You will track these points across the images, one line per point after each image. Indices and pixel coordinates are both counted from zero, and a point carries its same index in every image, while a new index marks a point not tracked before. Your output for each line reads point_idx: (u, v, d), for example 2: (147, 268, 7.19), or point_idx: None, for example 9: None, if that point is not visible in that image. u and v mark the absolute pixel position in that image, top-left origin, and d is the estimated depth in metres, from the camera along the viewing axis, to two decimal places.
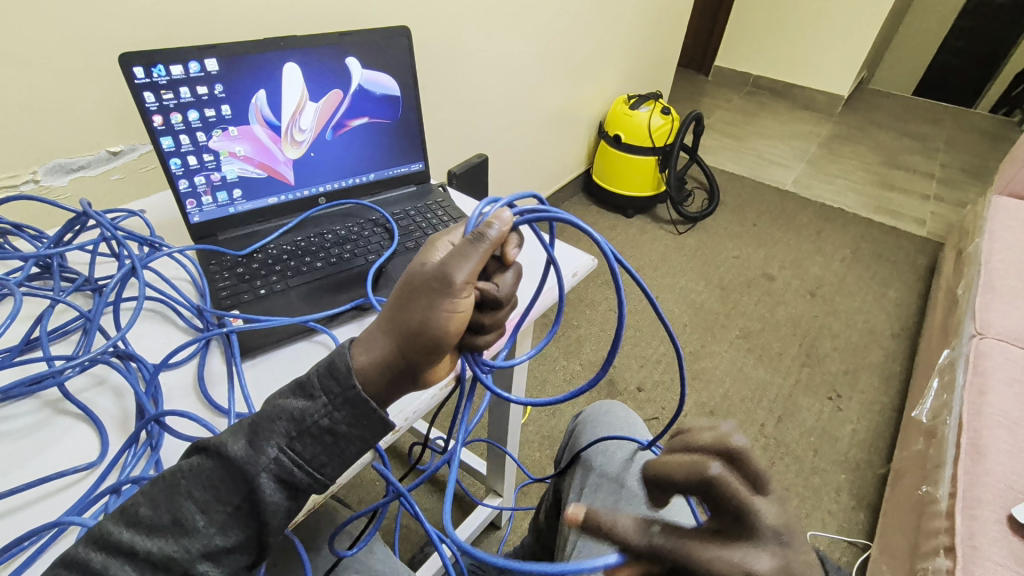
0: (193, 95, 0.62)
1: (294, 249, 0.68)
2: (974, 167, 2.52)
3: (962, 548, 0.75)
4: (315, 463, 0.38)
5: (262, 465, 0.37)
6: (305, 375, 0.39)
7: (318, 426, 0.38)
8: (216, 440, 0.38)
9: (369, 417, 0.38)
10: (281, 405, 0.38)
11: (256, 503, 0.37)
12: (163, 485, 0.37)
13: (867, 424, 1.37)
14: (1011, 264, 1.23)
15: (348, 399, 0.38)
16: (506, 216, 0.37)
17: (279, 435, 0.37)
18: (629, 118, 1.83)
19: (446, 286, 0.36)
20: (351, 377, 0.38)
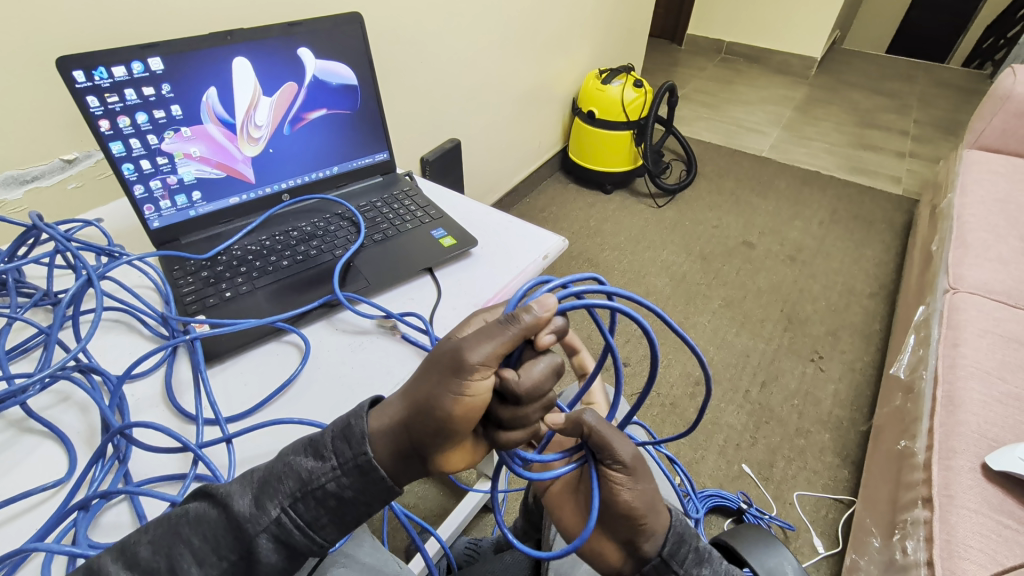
0: (139, 97, 0.60)
1: (260, 249, 0.67)
2: (948, 123, 2.54)
3: (939, 498, 0.77)
4: (316, 524, 0.38)
5: (262, 525, 0.37)
6: (321, 434, 0.39)
7: (323, 489, 0.38)
8: (224, 491, 0.38)
9: (375, 487, 0.38)
10: (292, 463, 0.38)
11: (251, 562, 0.37)
12: (164, 528, 0.37)
13: (849, 383, 1.40)
14: (982, 217, 1.24)
15: (358, 467, 0.37)
16: (549, 301, 0.35)
17: (283, 494, 0.37)
18: (602, 93, 1.81)
19: (457, 365, 0.34)
20: (364, 445, 0.37)
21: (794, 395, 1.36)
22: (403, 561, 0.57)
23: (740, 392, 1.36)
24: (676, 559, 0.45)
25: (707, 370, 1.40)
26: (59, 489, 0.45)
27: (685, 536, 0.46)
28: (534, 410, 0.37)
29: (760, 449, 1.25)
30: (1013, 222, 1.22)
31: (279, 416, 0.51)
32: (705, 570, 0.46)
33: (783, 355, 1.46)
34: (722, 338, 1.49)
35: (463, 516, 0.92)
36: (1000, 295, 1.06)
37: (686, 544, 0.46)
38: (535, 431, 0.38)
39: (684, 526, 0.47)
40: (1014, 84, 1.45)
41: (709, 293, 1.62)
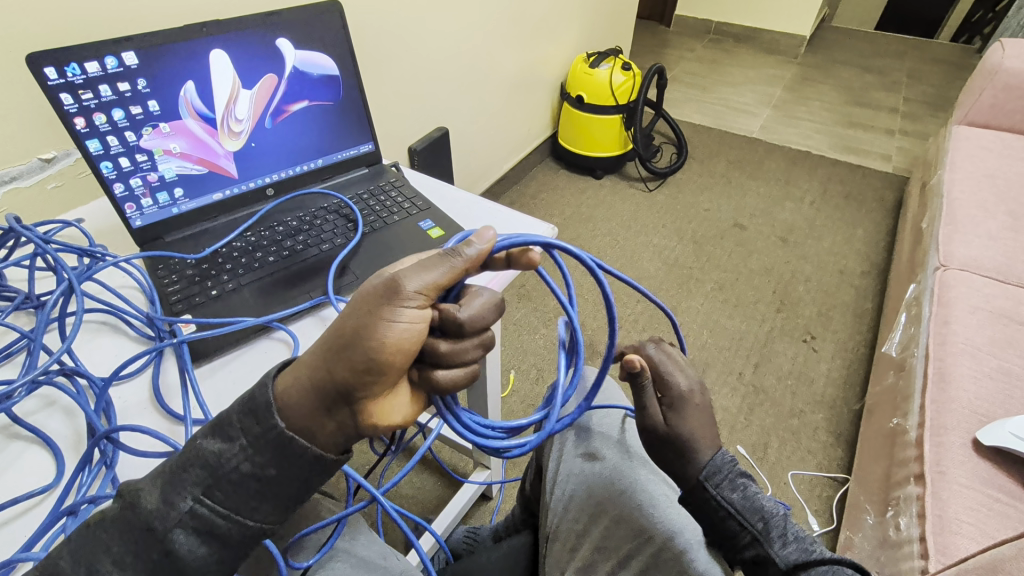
0: (114, 93, 0.59)
1: (245, 246, 0.66)
2: (937, 99, 2.53)
3: (931, 474, 0.78)
4: (242, 508, 0.39)
5: (176, 518, 0.38)
6: (225, 415, 0.39)
7: (238, 472, 0.38)
8: (133, 489, 0.38)
9: (290, 461, 0.39)
10: (199, 450, 0.39)
11: (174, 558, 0.38)
12: (83, 536, 0.38)
13: (841, 362, 1.41)
14: (971, 194, 1.25)
15: (269, 441, 0.38)
16: (488, 235, 0.40)
17: (195, 483, 0.38)
18: (590, 77, 1.80)
19: (394, 293, 0.37)
20: (271, 418, 0.38)
21: (787, 376, 1.37)
22: (400, 555, 0.57)
23: (734, 375, 1.37)
24: (711, 482, 0.54)
25: (701, 354, 1.41)
26: (46, 495, 0.44)
27: (723, 467, 0.55)
28: (470, 344, 0.41)
29: (754, 430, 1.26)
30: (1001, 198, 1.23)
31: None
32: (737, 493, 0.54)
33: (776, 336, 1.46)
34: (715, 321, 1.50)
35: (459, 507, 0.94)
36: (989, 271, 1.07)
37: (721, 473, 0.55)
38: (475, 374, 0.42)
39: (727, 461, 0.55)
40: (1002, 59, 1.44)
41: (701, 277, 1.62)
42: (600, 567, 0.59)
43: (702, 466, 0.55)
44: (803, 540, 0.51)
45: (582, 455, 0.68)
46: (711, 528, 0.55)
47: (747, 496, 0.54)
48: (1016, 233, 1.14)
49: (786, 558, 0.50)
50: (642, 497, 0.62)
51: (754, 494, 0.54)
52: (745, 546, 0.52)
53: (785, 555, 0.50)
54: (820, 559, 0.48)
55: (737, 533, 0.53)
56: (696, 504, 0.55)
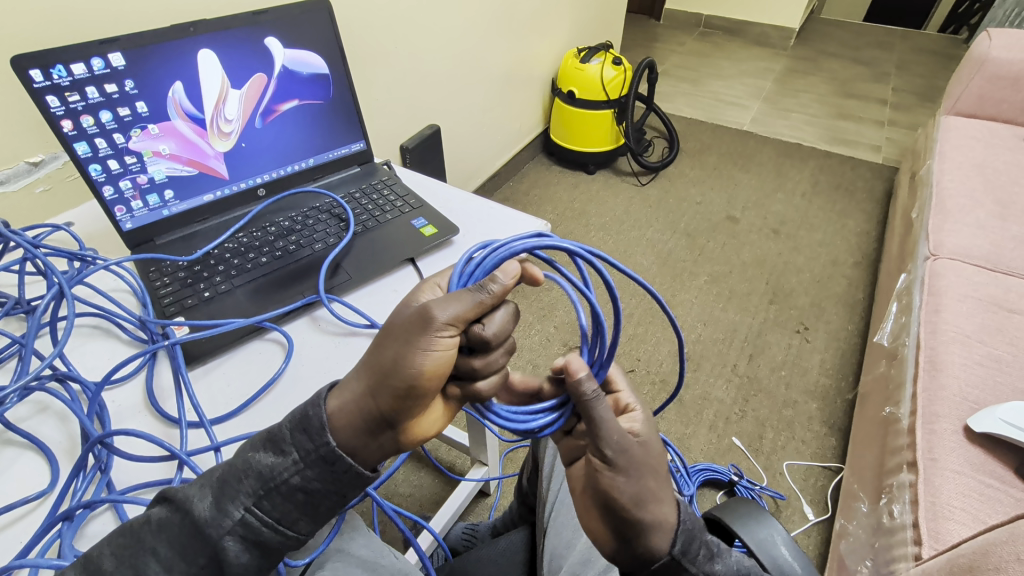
0: (101, 94, 0.58)
1: (238, 247, 0.66)
2: (926, 89, 2.55)
3: (923, 461, 0.79)
4: (286, 520, 0.40)
5: (227, 527, 0.38)
6: (277, 429, 0.40)
7: (288, 483, 0.39)
8: (182, 496, 0.39)
9: (340, 476, 0.40)
10: (251, 461, 0.40)
11: (221, 564, 0.39)
12: (127, 539, 0.39)
13: (833, 352, 1.42)
14: (960, 183, 1.26)
15: (321, 456, 0.39)
16: (512, 268, 0.40)
17: (247, 495, 0.39)
18: (581, 72, 1.80)
19: (427, 326, 0.37)
20: (324, 435, 0.39)
21: (781, 367, 1.38)
22: (399, 554, 0.58)
23: (728, 367, 1.37)
24: (687, 556, 0.46)
25: (696, 347, 1.41)
26: (41, 501, 0.44)
27: (695, 534, 0.47)
28: (499, 355, 0.41)
29: (749, 421, 1.27)
30: (990, 187, 1.24)
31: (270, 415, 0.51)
32: (713, 562, 0.48)
33: (769, 327, 1.47)
34: (709, 313, 1.50)
35: (455, 507, 0.92)
36: (978, 259, 1.08)
37: (695, 542, 0.47)
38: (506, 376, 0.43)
39: (693, 522, 0.48)
40: (989, 49, 1.45)
41: (695, 270, 1.62)
42: (594, 563, 0.61)
43: (671, 541, 0.46)
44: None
45: None
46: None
47: (722, 562, 0.50)
48: (1004, 222, 1.15)
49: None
50: None
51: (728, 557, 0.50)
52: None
53: None
54: None
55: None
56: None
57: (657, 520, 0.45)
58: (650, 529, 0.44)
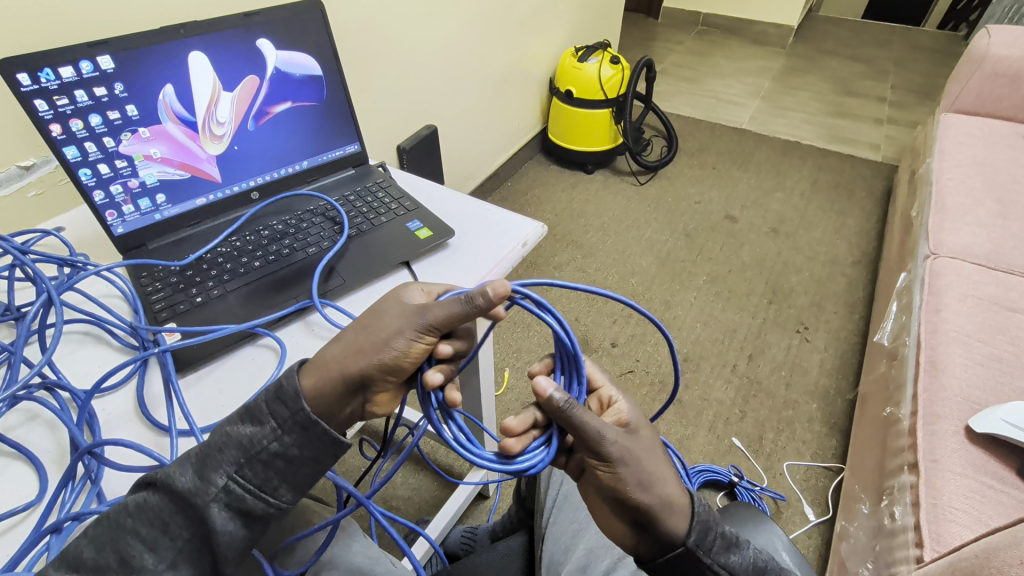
0: (91, 98, 0.57)
1: (231, 251, 0.65)
2: (925, 87, 2.54)
3: (925, 463, 0.78)
4: (269, 487, 0.41)
5: (211, 495, 0.39)
6: (253, 400, 0.41)
7: (268, 450, 0.40)
8: (163, 474, 0.40)
9: (317, 439, 0.41)
10: (230, 433, 0.41)
11: (207, 535, 0.39)
12: (107, 525, 0.39)
13: (834, 352, 1.41)
14: (959, 181, 1.25)
15: (298, 422, 0.41)
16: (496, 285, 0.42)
17: (228, 463, 0.40)
18: (579, 72, 1.79)
19: (422, 319, 0.41)
20: (298, 401, 0.41)
21: (781, 367, 1.37)
22: (395, 560, 0.57)
23: (728, 367, 1.37)
24: (703, 548, 0.44)
25: (695, 347, 1.41)
26: (29, 513, 0.44)
27: (712, 524, 0.45)
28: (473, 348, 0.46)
29: (749, 422, 1.26)
30: (990, 185, 1.23)
31: None
32: (734, 556, 0.45)
33: (769, 327, 1.47)
34: (708, 314, 1.50)
35: (453, 510, 0.92)
36: (978, 258, 1.07)
37: (711, 532, 0.44)
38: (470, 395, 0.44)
39: (709, 513, 0.45)
40: (988, 46, 1.45)
41: (694, 270, 1.62)
42: (595, 566, 0.60)
43: (685, 530, 0.43)
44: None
45: None
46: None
47: (746, 558, 0.46)
48: (1004, 220, 1.14)
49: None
50: None
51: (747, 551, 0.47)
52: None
53: None
54: None
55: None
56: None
57: (668, 500, 0.43)
58: (660, 511, 0.42)
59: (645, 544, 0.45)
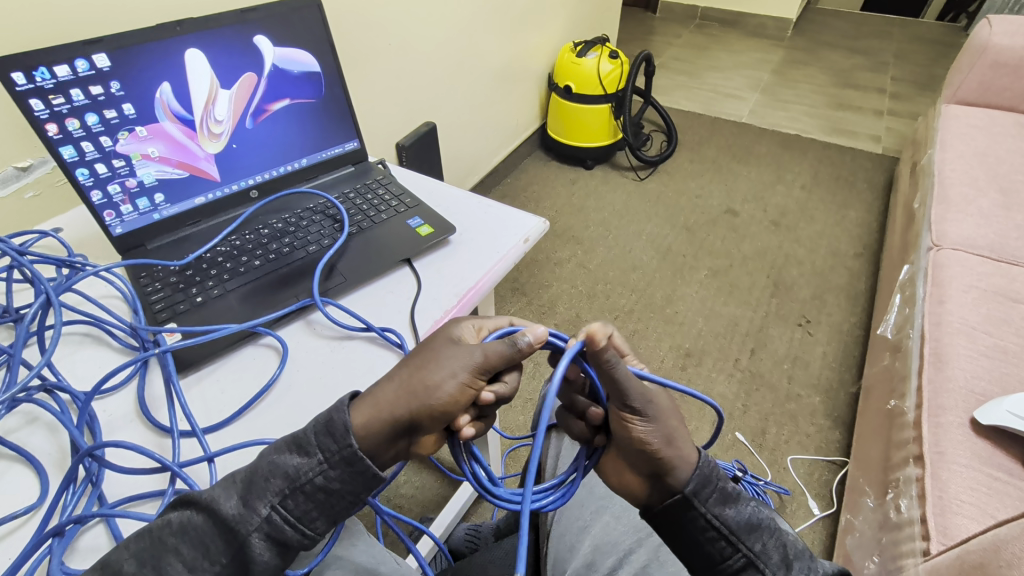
0: (87, 97, 0.57)
1: (231, 250, 0.64)
2: (924, 78, 2.53)
3: (930, 455, 0.78)
4: (306, 518, 0.41)
5: (254, 524, 0.39)
6: (302, 431, 0.41)
7: (312, 483, 0.40)
8: (207, 495, 0.39)
9: (362, 475, 0.41)
10: (277, 461, 0.40)
11: (244, 562, 0.39)
12: (148, 543, 0.38)
13: (836, 345, 1.41)
14: (962, 172, 1.24)
15: (346, 458, 0.40)
16: (539, 331, 0.42)
17: (272, 493, 0.40)
18: (578, 67, 1.78)
19: (471, 362, 0.41)
20: (349, 437, 0.40)
21: (783, 360, 1.37)
22: (400, 558, 0.58)
23: (730, 361, 1.36)
24: (699, 498, 0.45)
25: (697, 341, 1.40)
26: (30, 516, 0.43)
27: (711, 477, 0.46)
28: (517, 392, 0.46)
29: (752, 415, 1.26)
30: (993, 175, 1.23)
31: (264, 418, 0.50)
32: (729, 510, 0.46)
33: (771, 321, 1.46)
34: (710, 308, 1.49)
35: (457, 506, 0.92)
36: (982, 249, 1.07)
37: (710, 485, 0.45)
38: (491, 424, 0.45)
39: (712, 467, 0.46)
40: (989, 35, 1.44)
41: (695, 264, 1.61)
42: (600, 565, 0.60)
43: (685, 478, 0.45)
44: (802, 560, 0.47)
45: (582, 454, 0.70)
46: (684, 547, 0.47)
47: (742, 514, 0.46)
48: (1006, 211, 1.14)
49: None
50: None
51: (747, 507, 0.47)
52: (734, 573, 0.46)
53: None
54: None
55: (727, 557, 0.46)
56: (671, 522, 0.46)
57: (682, 452, 0.45)
58: (677, 464, 0.44)
59: (658, 494, 0.46)
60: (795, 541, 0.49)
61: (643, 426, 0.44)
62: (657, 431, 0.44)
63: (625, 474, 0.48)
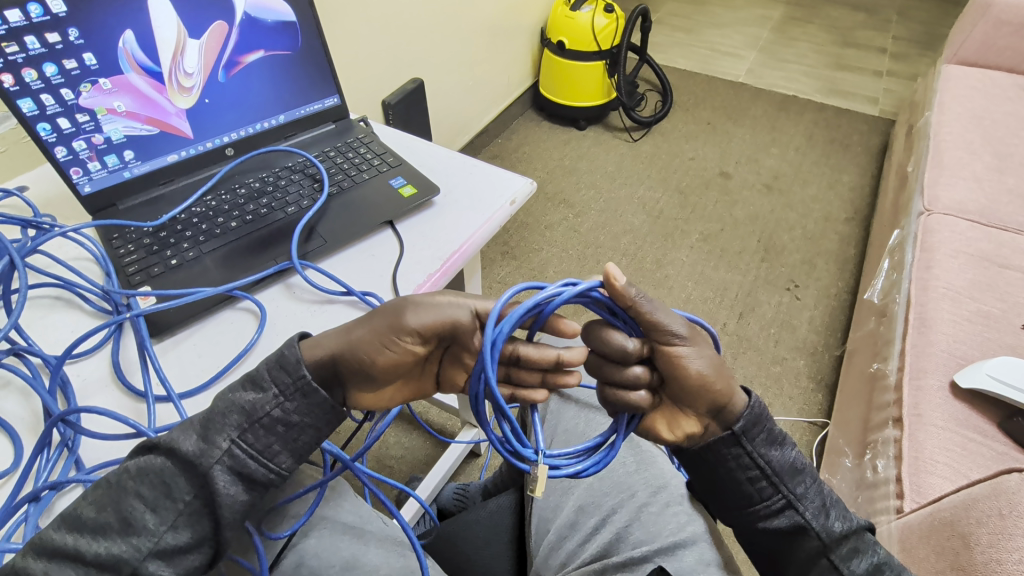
0: (43, 45, 0.53)
1: (205, 211, 0.62)
2: (926, 37, 2.47)
3: (908, 417, 0.79)
4: (268, 452, 0.41)
5: (216, 457, 0.39)
6: (256, 368, 0.42)
7: (270, 416, 0.41)
8: (165, 438, 0.40)
9: (317, 405, 0.42)
10: (233, 398, 0.41)
11: (209, 498, 0.39)
12: (107, 490, 0.38)
13: (823, 309, 1.42)
14: (958, 135, 1.22)
15: (299, 389, 0.41)
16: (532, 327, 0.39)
17: (231, 428, 0.40)
18: (572, 21, 1.72)
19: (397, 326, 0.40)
20: (300, 368, 0.41)
21: (770, 324, 1.38)
22: (386, 518, 0.59)
23: (718, 325, 1.37)
24: (746, 436, 0.47)
25: (686, 306, 1.41)
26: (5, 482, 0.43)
27: (762, 419, 0.47)
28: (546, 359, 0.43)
29: (737, 377, 1.28)
30: (989, 138, 1.21)
31: (239, 384, 0.50)
32: (775, 452, 0.48)
33: (760, 285, 1.46)
34: (700, 272, 1.49)
35: (445, 467, 0.93)
36: (972, 214, 1.06)
37: (759, 426, 0.47)
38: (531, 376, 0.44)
39: (763, 408, 0.47)
40: None
41: (686, 228, 1.60)
42: (584, 524, 0.61)
43: (737, 417, 0.46)
44: (839, 508, 0.49)
45: (568, 414, 0.69)
46: (725, 484, 0.49)
47: (786, 457, 0.48)
48: (1001, 174, 1.13)
49: (830, 529, 0.48)
50: (627, 453, 0.66)
51: (791, 452, 0.49)
52: (773, 508, 0.48)
53: (830, 526, 0.48)
54: (861, 528, 0.49)
55: (766, 493, 0.48)
56: (717, 458, 0.48)
57: (733, 388, 0.45)
58: (732, 397, 0.45)
59: (714, 426, 0.47)
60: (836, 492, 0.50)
61: (694, 355, 0.42)
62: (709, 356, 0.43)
63: (676, 417, 0.47)
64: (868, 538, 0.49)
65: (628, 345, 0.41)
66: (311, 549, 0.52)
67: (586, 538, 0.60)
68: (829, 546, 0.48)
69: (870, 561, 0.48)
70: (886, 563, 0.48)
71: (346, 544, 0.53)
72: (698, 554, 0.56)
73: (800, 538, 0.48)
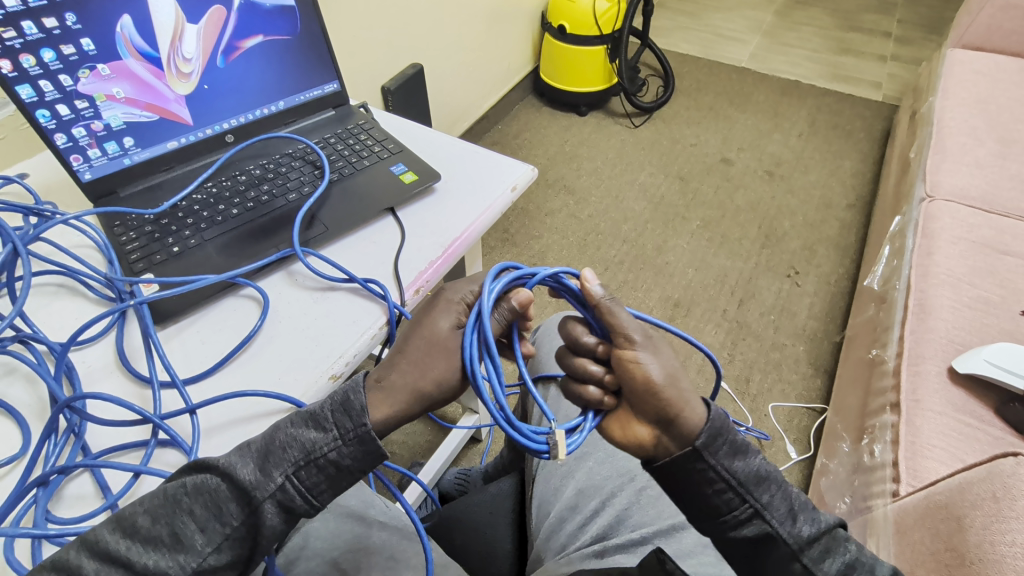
0: (40, 30, 0.53)
1: (206, 198, 0.62)
2: (931, 20, 2.44)
3: (906, 402, 0.79)
4: (315, 491, 0.41)
5: (268, 489, 0.39)
6: (321, 406, 0.41)
7: (325, 457, 0.40)
8: (225, 461, 0.40)
9: (370, 454, 0.41)
10: (294, 434, 0.40)
11: (254, 526, 0.40)
12: (162, 501, 0.39)
13: (823, 296, 1.42)
14: (962, 120, 1.21)
15: (358, 437, 0.40)
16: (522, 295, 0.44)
17: (288, 463, 0.40)
18: (572, 5, 1.71)
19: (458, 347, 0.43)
20: (363, 417, 0.40)
21: (770, 311, 1.38)
22: (390, 502, 0.60)
23: (718, 312, 1.37)
24: (710, 450, 0.44)
25: (686, 292, 1.41)
26: (13, 466, 0.44)
27: (722, 430, 0.45)
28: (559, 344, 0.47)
29: (736, 364, 1.29)
30: (992, 124, 1.20)
31: (244, 372, 0.50)
32: (738, 463, 0.45)
33: (760, 272, 1.46)
34: (700, 259, 1.49)
35: (447, 453, 0.94)
36: (974, 200, 1.06)
37: (721, 437, 0.45)
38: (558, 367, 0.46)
39: (722, 419, 0.45)
40: None
41: (687, 215, 1.60)
42: (582, 507, 0.62)
43: (697, 430, 0.44)
44: (807, 510, 0.47)
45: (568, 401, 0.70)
46: (690, 501, 0.46)
47: (751, 466, 0.46)
48: (1003, 160, 1.12)
49: (799, 535, 0.46)
50: None
51: (754, 460, 0.47)
52: (741, 522, 0.46)
53: (799, 531, 0.46)
54: (829, 528, 0.48)
55: (733, 507, 0.46)
56: (679, 476, 0.45)
57: (687, 398, 0.44)
58: (682, 408, 0.43)
59: (666, 442, 0.45)
60: (802, 494, 0.48)
61: (645, 358, 0.43)
62: (665, 363, 0.44)
63: (630, 422, 0.46)
64: (837, 536, 0.48)
65: (586, 338, 0.46)
66: (315, 531, 0.53)
67: (585, 520, 0.61)
68: (799, 552, 0.46)
69: (841, 560, 0.47)
70: (858, 560, 0.47)
71: (350, 527, 0.54)
72: (696, 537, 0.58)
73: (769, 547, 0.46)
